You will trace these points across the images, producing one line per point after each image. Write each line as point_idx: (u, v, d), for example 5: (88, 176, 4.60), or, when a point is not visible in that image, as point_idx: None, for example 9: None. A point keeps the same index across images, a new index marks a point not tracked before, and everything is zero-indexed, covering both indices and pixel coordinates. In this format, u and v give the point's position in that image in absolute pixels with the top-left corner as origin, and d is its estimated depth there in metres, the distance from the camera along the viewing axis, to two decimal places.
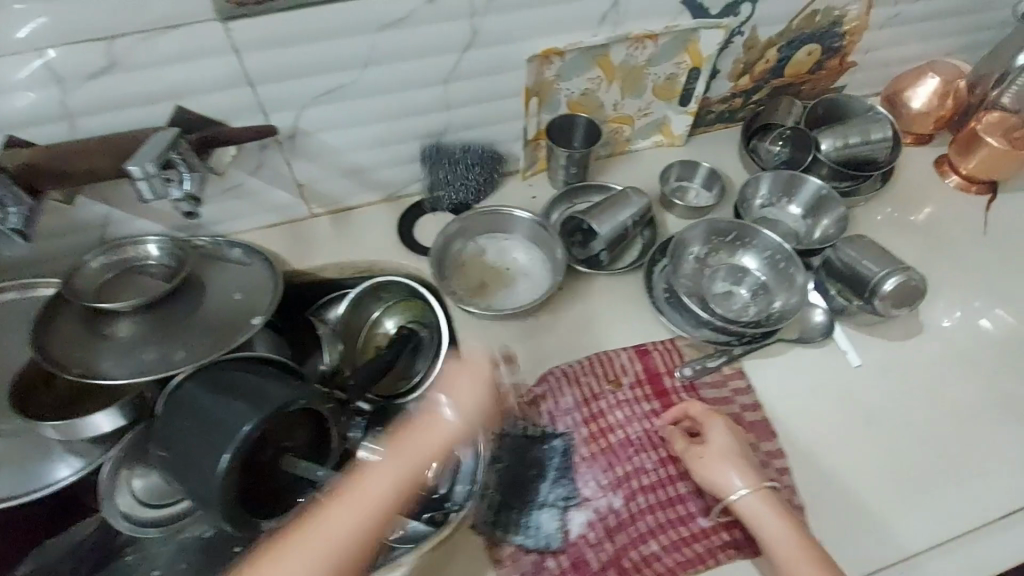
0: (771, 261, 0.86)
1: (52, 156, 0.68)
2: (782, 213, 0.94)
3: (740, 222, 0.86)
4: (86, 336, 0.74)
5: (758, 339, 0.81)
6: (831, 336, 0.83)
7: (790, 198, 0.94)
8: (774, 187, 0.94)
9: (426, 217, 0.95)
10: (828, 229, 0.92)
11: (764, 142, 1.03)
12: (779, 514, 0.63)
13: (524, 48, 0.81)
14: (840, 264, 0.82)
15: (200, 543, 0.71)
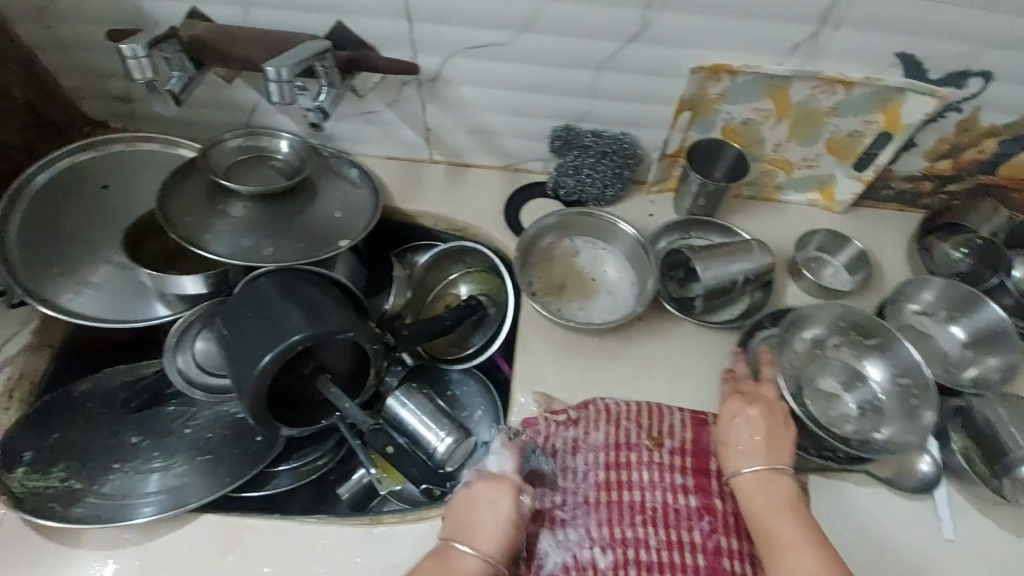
0: (891, 381, 0.73)
1: (221, 36, 0.73)
2: (930, 329, 0.79)
3: (886, 326, 0.73)
4: (202, 205, 0.81)
5: (845, 460, 0.68)
6: (931, 493, 0.69)
7: (946, 316, 0.79)
8: (932, 297, 0.79)
9: (533, 201, 0.91)
10: (982, 371, 0.76)
11: (943, 242, 0.87)
12: (790, 510, 0.57)
13: (693, 56, 0.73)
14: (986, 423, 0.70)
15: (230, 420, 0.77)
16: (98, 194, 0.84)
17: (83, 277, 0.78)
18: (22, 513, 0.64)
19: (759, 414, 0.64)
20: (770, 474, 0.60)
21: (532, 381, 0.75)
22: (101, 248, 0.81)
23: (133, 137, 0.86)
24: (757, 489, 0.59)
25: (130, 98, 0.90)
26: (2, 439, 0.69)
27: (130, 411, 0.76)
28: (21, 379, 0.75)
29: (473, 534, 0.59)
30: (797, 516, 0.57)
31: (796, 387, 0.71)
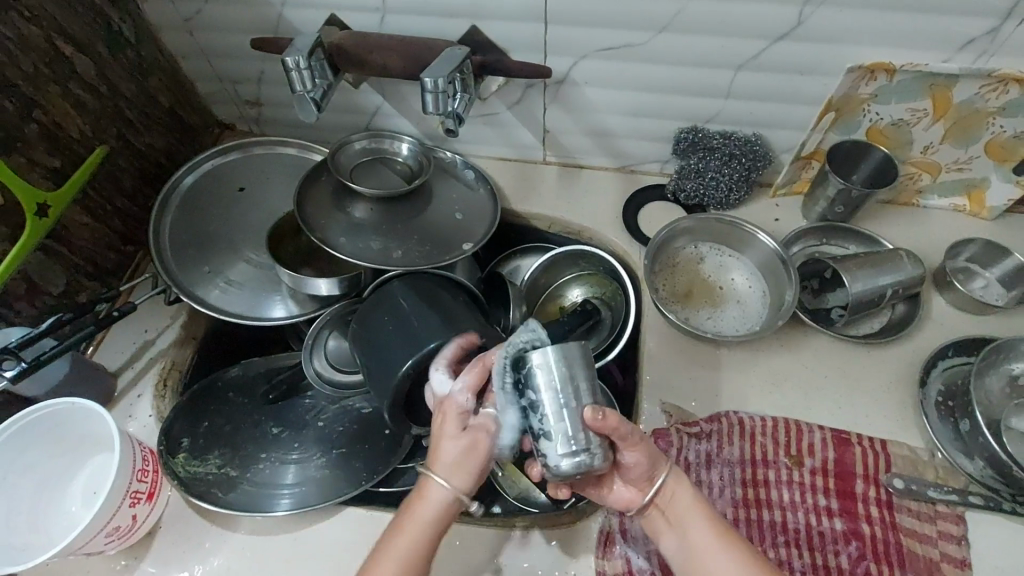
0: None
1: (360, 43, 0.75)
2: None
3: None
4: (332, 206, 0.83)
5: None
6: None
7: None
8: None
9: (652, 204, 0.89)
10: None
11: None
12: (715, 531, 0.54)
13: (848, 53, 0.69)
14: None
15: (358, 416, 0.80)
16: (235, 196, 0.88)
17: (226, 275, 0.83)
18: (189, 495, 0.69)
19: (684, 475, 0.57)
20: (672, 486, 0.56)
21: (661, 391, 0.73)
22: (237, 248, 0.85)
23: (264, 141, 0.90)
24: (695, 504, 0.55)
25: (259, 103, 0.94)
26: (163, 424, 0.74)
27: (267, 402, 0.80)
28: (171, 369, 0.81)
29: (452, 465, 0.51)
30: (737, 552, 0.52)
31: (989, 422, 0.66)
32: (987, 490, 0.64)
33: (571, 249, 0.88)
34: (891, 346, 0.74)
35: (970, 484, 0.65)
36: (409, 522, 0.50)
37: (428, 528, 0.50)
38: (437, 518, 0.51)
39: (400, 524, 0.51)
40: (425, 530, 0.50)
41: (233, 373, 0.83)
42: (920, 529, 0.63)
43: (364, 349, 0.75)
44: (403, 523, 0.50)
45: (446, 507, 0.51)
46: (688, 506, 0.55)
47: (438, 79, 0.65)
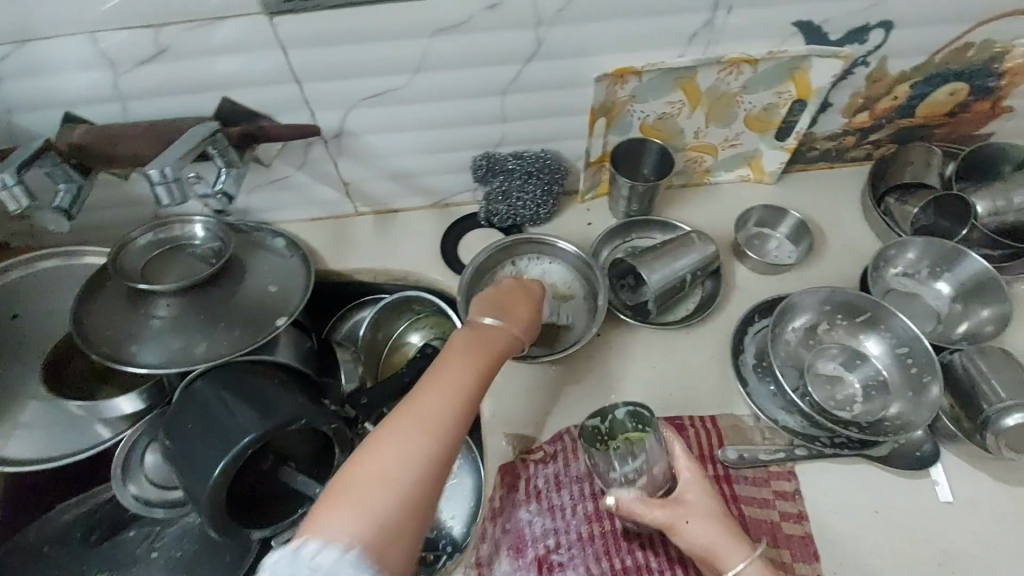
0: (880, 347, 0.72)
1: (103, 139, 0.69)
2: (922, 288, 0.78)
3: (875, 301, 0.71)
4: (119, 315, 0.75)
5: (853, 443, 0.68)
6: (928, 467, 0.67)
7: (937, 271, 0.78)
8: (921, 255, 0.78)
9: (470, 234, 0.89)
10: (973, 326, 0.75)
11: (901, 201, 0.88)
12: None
13: (594, 64, 0.72)
14: (965, 376, 0.67)
15: (199, 532, 0.73)
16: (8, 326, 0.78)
17: (13, 419, 0.73)
18: None
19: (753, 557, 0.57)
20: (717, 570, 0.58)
21: (503, 423, 0.72)
22: (24, 385, 0.76)
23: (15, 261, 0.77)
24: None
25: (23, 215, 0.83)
26: None
27: (90, 546, 0.72)
28: None
29: (447, 363, 0.54)
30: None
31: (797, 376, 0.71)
32: (808, 440, 0.68)
33: (397, 295, 0.86)
34: (707, 323, 0.78)
35: (795, 438, 0.69)
36: (446, 380, 0.52)
37: (458, 386, 0.51)
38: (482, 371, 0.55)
39: (440, 375, 0.52)
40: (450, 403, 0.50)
41: (36, 528, 0.72)
42: (757, 493, 0.66)
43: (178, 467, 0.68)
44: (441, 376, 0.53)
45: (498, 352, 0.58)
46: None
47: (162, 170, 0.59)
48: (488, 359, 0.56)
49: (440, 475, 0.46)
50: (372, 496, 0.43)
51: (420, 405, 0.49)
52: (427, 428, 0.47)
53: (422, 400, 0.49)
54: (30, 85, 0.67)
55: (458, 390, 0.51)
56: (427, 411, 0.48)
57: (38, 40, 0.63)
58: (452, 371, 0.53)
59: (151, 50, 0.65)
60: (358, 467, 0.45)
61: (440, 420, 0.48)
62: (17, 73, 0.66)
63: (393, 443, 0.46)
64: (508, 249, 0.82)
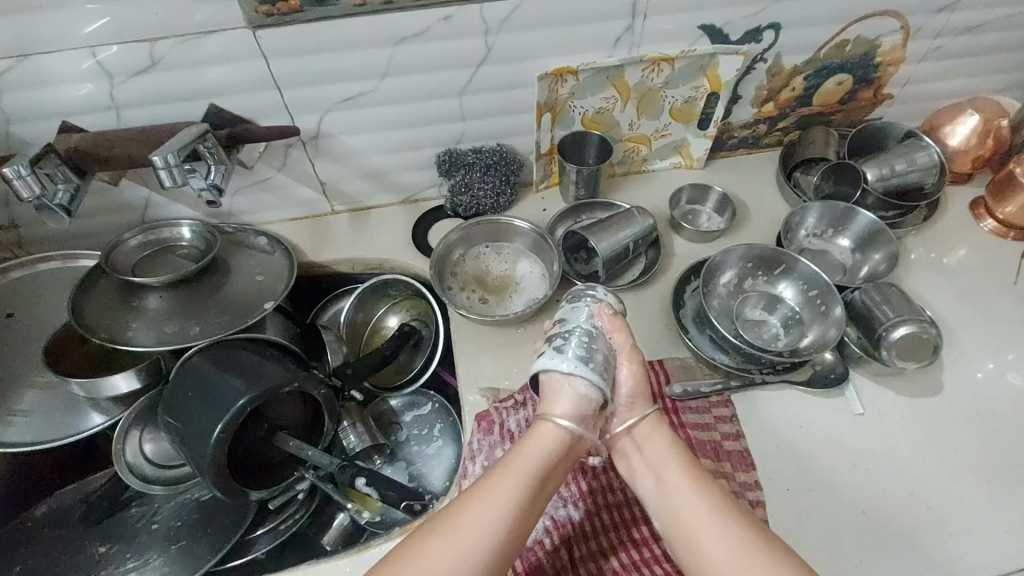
0: (796, 292, 0.85)
1: (98, 142, 0.76)
2: (829, 244, 0.92)
3: (780, 251, 0.85)
4: (118, 306, 0.82)
5: (778, 371, 0.79)
6: (842, 387, 0.79)
7: (838, 230, 0.93)
8: (822, 217, 0.92)
9: (436, 226, 0.99)
10: (878, 265, 0.89)
11: (807, 175, 1.03)
12: (685, 468, 0.62)
13: (538, 65, 0.84)
14: (863, 306, 0.80)
15: (197, 505, 0.78)
16: (5, 326, 0.83)
17: (10, 409, 0.78)
18: None
19: (663, 431, 0.66)
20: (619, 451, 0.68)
21: (476, 380, 0.81)
22: (20, 380, 0.80)
23: (12, 266, 0.85)
24: (666, 448, 0.64)
25: (14, 225, 0.88)
26: None
27: (91, 524, 0.76)
28: None
29: (560, 407, 0.63)
30: (700, 481, 0.61)
31: (727, 319, 0.83)
32: (743, 372, 0.79)
33: (373, 281, 0.94)
34: (651, 286, 0.89)
35: (731, 373, 0.80)
36: (494, 492, 0.58)
37: (500, 501, 0.57)
38: (544, 451, 0.62)
39: (495, 473, 0.60)
40: (494, 511, 0.56)
41: (42, 509, 0.78)
42: (700, 419, 0.76)
43: (178, 436, 0.74)
44: (493, 485, 0.58)
45: (561, 443, 0.62)
46: (658, 437, 0.65)
47: (167, 154, 0.68)
48: (564, 455, 0.63)
49: (516, 535, 0.56)
50: (472, 530, 0.54)
51: (468, 520, 0.55)
52: (472, 551, 0.53)
53: (473, 519, 0.55)
54: (32, 97, 0.74)
55: (501, 504, 0.56)
56: (475, 533, 0.54)
57: (42, 55, 0.71)
58: (502, 474, 0.59)
59: (147, 62, 0.73)
60: (399, 562, 0.53)
61: (530, 484, 0.59)
62: (21, 86, 0.73)
63: (423, 558, 0.53)
64: (474, 226, 0.92)
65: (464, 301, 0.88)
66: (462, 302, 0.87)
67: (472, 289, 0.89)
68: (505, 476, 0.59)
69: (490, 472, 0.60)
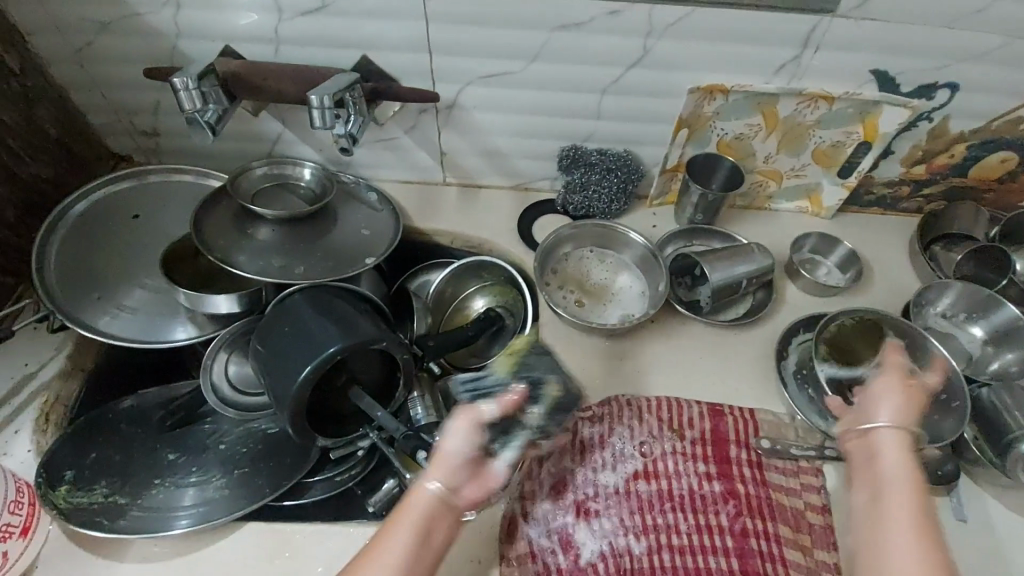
0: (909, 342, 0.74)
1: (253, 70, 0.79)
2: (960, 330, 0.84)
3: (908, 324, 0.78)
4: (233, 229, 0.85)
5: None
6: (948, 488, 0.72)
7: (973, 317, 0.85)
8: (959, 300, 0.84)
9: (543, 218, 0.97)
10: (1008, 365, 0.81)
11: (946, 251, 0.95)
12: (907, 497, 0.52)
13: (690, 78, 0.81)
14: (993, 406, 0.75)
15: (262, 436, 0.80)
16: (130, 224, 0.88)
17: (118, 302, 0.82)
18: (71, 526, 0.66)
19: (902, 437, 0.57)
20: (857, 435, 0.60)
21: None
22: (132, 277, 0.84)
23: (154, 171, 0.91)
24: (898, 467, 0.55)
25: (157, 133, 0.93)
26: (44, 457, 0.71)
27: (164, 430, 0.79)
28: (55, 404, 0.77)
29: (442, 469, 0.55)
30: (919, 505, 0.52)
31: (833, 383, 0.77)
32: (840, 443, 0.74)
33: (470, 260, 0.93)
34: (753, 329, 0.84)
35: (826, 440, 0.74)
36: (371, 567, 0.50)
37: None
38: (423, 519, 0.52)
39: (378, 540, 0.51)
40: None
41: (124, 404, 0.80)
42: (786, 482, 0.71)
43: (264, 367, 0.75)
44: (370, 560, 0.50)
45: (434, 509, 0.53)
46: (900, 458, 0.56)
47: (323, 96, 0.70)
48: (439, 523, 0.53)
49: None
50: None
51: None
52: None
53: None
54: (205, 17, 0.78)
55: None
56: None
57: None
58: (379, 543, 0.51)
59: (316, 3, 0.75)
60: None
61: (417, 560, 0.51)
62: (200, 5, 0.77)
63: None
64: (583, 228, 0.90)
65: (559, 300, 0.86)
66: (557, 300, 0.85)
67: (569, 290, 0.87)
68: (387, 552, 0.50)
69: (370, 541, 0.52)
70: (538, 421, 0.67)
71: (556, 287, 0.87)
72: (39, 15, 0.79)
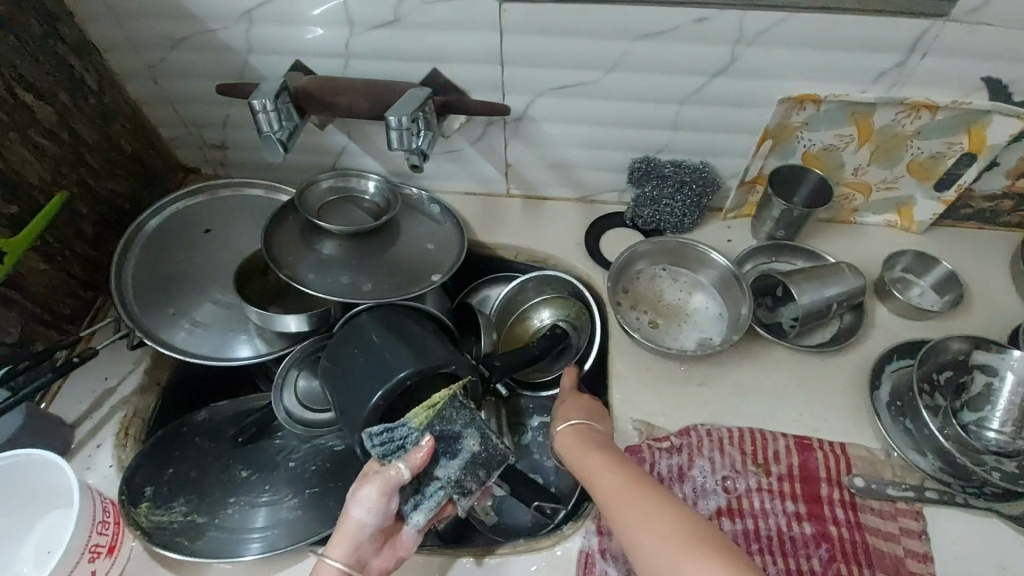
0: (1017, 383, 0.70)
1: (327, 86, 0.78)
2: None
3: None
4: (302, 245, 0.85)
5: (987, 495, 0.68)
6: None
7: None
8: None
9: (611, 232, 0.93)
10: None
11: None
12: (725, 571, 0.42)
13: (779, 87, 0.76)
14: None
15: (330, 453, 0.79)
16: (200, 239, 0.88)
17: (192, 316, 0.83)
18: (152, 544, 0.68)
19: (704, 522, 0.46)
20: (580, 428, 0.65)
21: (628, 409, 0.75)
22: (203, 292, 0.85)
23: (225, 185, 0.92)
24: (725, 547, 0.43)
25: (225, 146, 0.94)
26: (127, 472, 0.73)
27: (236, 445, 0.80)
28: (133, 419, 0.79)
29: (337, 543, 0.60)
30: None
31: None
32: (942, 484, 0.68)
33: (538, 274, 0.91)
34: (841, 354, 0.79)
35: (927, 480, 0.69)
36: None
37: None
38: None
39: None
40: None
41: (198, 417, 0.82)
42: (883, 525, 0.67)
43: (335, 389, 0.75)
44: None
45: None
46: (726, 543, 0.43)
47: (402, 117, 0.69)
48: None
49: None
50: None
51: None
52: None
53: None
54: (277, 32, 0.77)
55: None
56: None
57: None
58: None
59: (389, 17, 0.73)
60: None
61: None
62: (272, 20, 0.76)
63: None
64: (658, 246, 0.86)
65: (635, 324, 0.82)
66: (631, 324, 0.82)
67: (642, 312, 0.83)
68: None
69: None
70: (451, 475, 0.64)
71: (631, 309, 0.83)
72: (116, 34, 0.80)
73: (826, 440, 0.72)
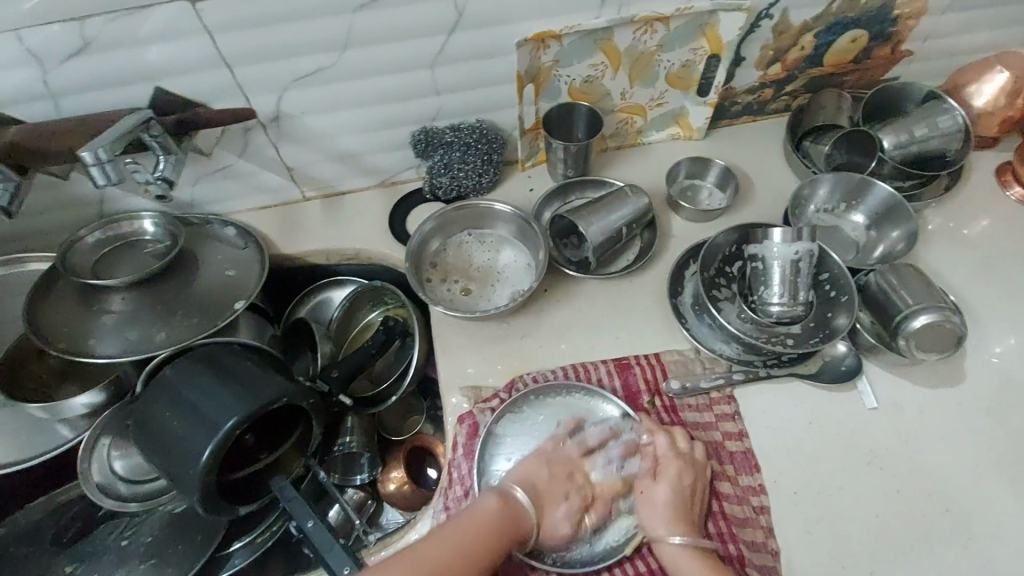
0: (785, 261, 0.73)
1: (38, 135, 0.69)
2: (840, 220, 0.85)
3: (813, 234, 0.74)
4: (78, 311, 0.77)
5: (782, 363, 0.73)
6: (855, 381, 0.74)
7: (852, 204, 0.85)
8: (834, 190, 0.85)
9: (415, 210, 0.91)
10: (895, 243, 0.82)
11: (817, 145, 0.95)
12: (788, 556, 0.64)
13: (516, 31, 0.76)
14: (881, 291, 0.74)
15: (168, 517, 0.74)
16: None
17: None
18: None
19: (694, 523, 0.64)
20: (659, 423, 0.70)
21: (456, 379, 0.76)
22: None
23: None
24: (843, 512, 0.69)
25: None
26: None
27: (62, 547, 0.74)
28: None
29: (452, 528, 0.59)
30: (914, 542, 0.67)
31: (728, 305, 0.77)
32: (745, 364, 0.74)
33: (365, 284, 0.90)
34: (646, 271, 0.82)
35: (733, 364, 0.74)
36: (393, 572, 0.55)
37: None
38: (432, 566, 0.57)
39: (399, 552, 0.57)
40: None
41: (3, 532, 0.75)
42: (700, 418, 0.72)
43: (154, 454, 0.69)
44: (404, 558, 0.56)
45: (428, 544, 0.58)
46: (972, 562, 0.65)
47: (96, 152, 0.63)
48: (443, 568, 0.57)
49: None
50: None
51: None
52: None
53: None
54: None
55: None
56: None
57: None
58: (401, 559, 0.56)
59: (79, 43, 0.66)
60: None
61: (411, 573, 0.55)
62: None
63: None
64: (454, 212, 0.85)
65: (444, 293, 0.82)
66: (439, 295, 0.81)
67: (455, 280, 0.83)
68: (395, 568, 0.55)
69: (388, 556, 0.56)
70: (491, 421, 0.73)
71: (442, 279, 0.83)
72: None
73: (643, 354, 0.76)
